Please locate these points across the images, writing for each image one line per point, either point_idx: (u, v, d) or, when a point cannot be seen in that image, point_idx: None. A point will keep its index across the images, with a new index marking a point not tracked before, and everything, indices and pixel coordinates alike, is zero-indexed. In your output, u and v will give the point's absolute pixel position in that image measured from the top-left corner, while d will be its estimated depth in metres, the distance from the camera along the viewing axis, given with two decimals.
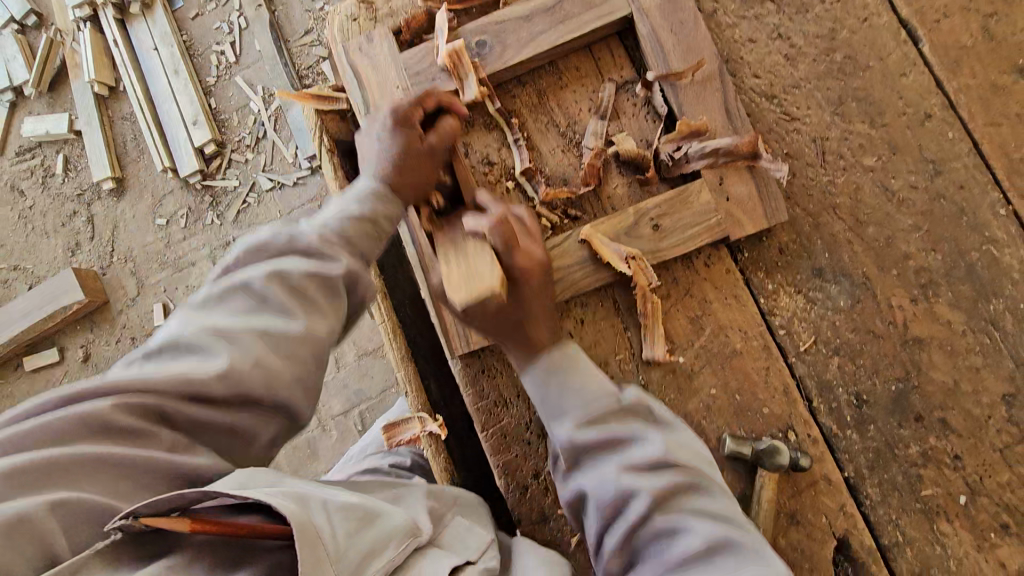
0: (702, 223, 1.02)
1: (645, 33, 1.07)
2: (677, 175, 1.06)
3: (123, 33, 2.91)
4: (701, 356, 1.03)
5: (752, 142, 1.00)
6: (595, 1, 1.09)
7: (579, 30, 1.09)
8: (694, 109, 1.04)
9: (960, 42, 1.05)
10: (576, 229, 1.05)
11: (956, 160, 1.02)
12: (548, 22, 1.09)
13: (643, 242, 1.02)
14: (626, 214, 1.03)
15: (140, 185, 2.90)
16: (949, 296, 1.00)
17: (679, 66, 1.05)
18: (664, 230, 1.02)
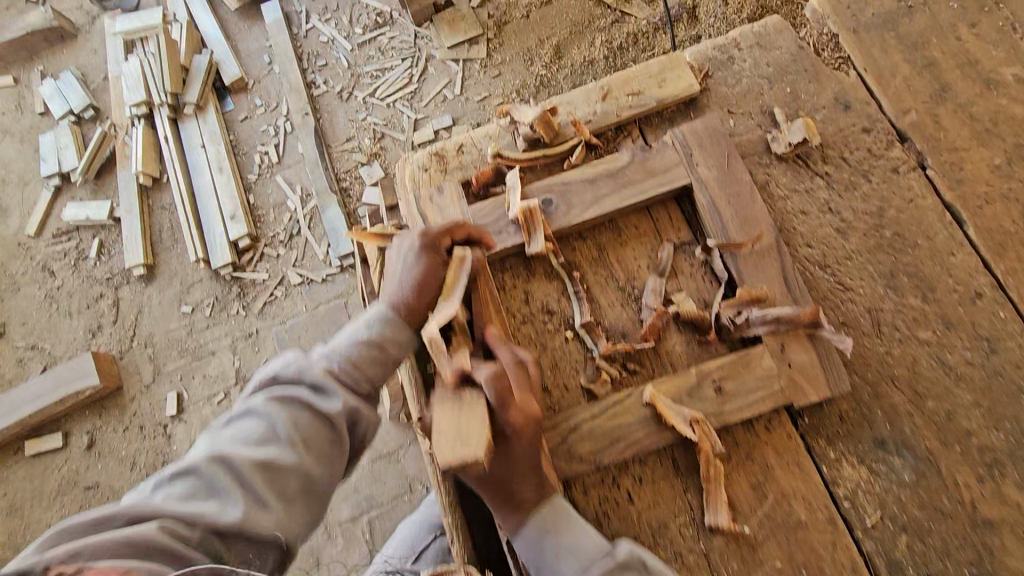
0: (766, 390, 1.04)
1: (705, 202, 1.14)
2: (739, 338, 1.08)
3: (174, 130, 3.10)
4: (764, 526, 1.00)
5: (815, 313, 1.03)
6: (657, 169, 1.17)
7: (641, 194, 1.16)
8: (754, 276, 1.09)
9: (1003, 227, 1.11)
10: (641, 388, 1.07)
11: (1009, 339, 1.05)
12: (612, 185, 1.17)
13: (707, 405, 1.04)
14: (688, 375, 1.06)
15: (170, 272, 2.95)
16: (1017, 476, 0.99)
17: (740, 235, 1.11)
18: (727, 394, 1.04)
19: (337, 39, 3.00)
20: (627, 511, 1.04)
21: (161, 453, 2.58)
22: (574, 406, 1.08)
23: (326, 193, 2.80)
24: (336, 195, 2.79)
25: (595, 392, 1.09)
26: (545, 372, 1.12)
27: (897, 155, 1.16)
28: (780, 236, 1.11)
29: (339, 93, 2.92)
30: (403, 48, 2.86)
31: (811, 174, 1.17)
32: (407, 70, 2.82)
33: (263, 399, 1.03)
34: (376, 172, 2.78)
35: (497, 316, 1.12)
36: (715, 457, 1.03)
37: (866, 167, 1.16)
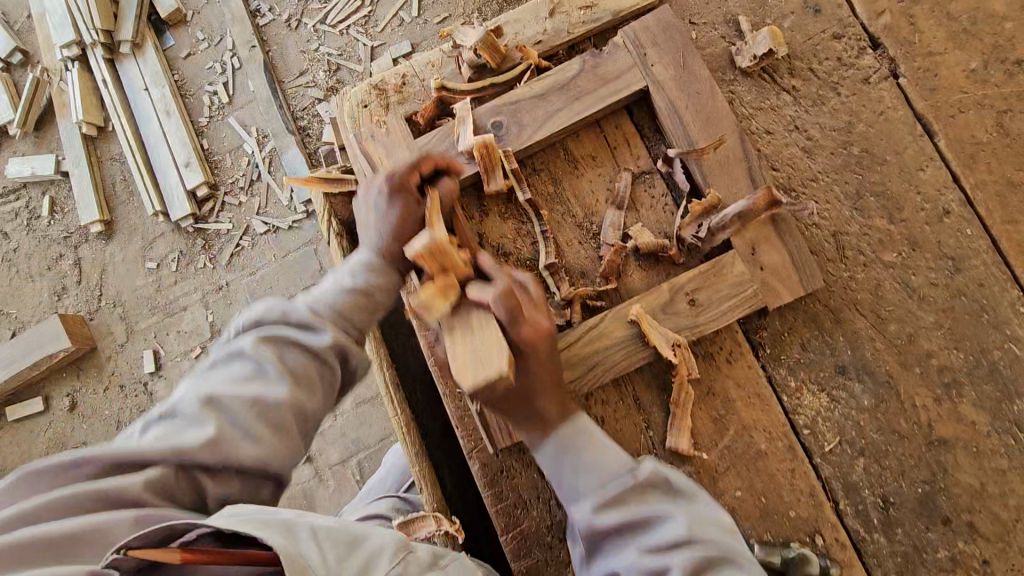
0: (740, 295, 1.00)
1: (663, 106, 1.06)
2: (709, 249, 1.03)
3: (112, 73, 2.87)
4: (724, 458, 1.01)
5: (769, 194, 0.98)
6: (608, 76, 1.07)
7: (594, 106, 1.07)
8: (718, 182, 1.03)
9: (975, 138, 1.04)
10: (618, 310, 1.02)
11: (975, 258, 1.01)
12: (563, 99, 1.08)
13: (681, 318, 1.00)
14: (660, 290, 1.01)
15: (129, 228, 2.87)
16: (973, 395, 0.99)
17: (701, 143, 1.04)
18: (700, 305, 1.00)
19: None
20: None
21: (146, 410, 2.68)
22: None
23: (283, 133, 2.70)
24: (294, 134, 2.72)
25: (562, 325, 1.05)
26: None
27: (869, 63, 1.07)
28: (743, 136, 1.04)
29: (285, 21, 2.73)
30: None
31: (777, 90, 1.08)
32: None
33: None
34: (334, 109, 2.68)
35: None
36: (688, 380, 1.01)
37: (836, 78, 1.08)
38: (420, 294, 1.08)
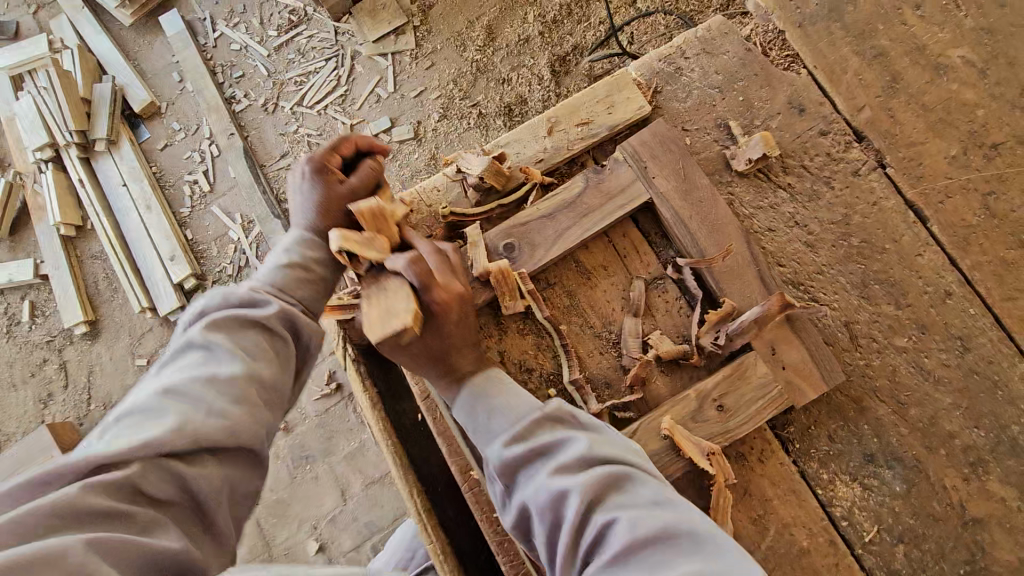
0: (765, 398, 1.02)
1: (669, 216, 1.09)
2: (728, 354, 1.05)
3: (87, 171, 2.86)
4: (768, 558, 1.02)
5: (782, 298, 1.01)
6: (613, 190, 1.11)
7: (602, 221, 1.10)
8: (730, 287, 1.06)
9: (967, 220, 1.09)
10: (650, 421, 1.03)
11: (981, 335, 1.06)
12: (571, 217, 1.11)
13: (711, 425, 1.02)
14: (688, 398, 1.03)
15: (116, 325, 2.82)
16: (999, 472, 1.02)
17: (711, 249, 1.07)
18: (728, 410, 1.02)
19: (250, 44, 2.94)
20: None
21: None
22: None
23: (268, 218, 2.73)
24: (280, 218, 2.74)
25: None
26: None
27: (856, 156, 1.13)
28: (748, 240, 1.08)
29: (261, 106, 2.87)
30: (325, 46, 2.86)
31: (774, 188, 1.13)
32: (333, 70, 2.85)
33: None
34: None
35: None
36: (726, 485, 1.01)
37: (827, 173, 1.13)
38: (452, 422, 1.08)
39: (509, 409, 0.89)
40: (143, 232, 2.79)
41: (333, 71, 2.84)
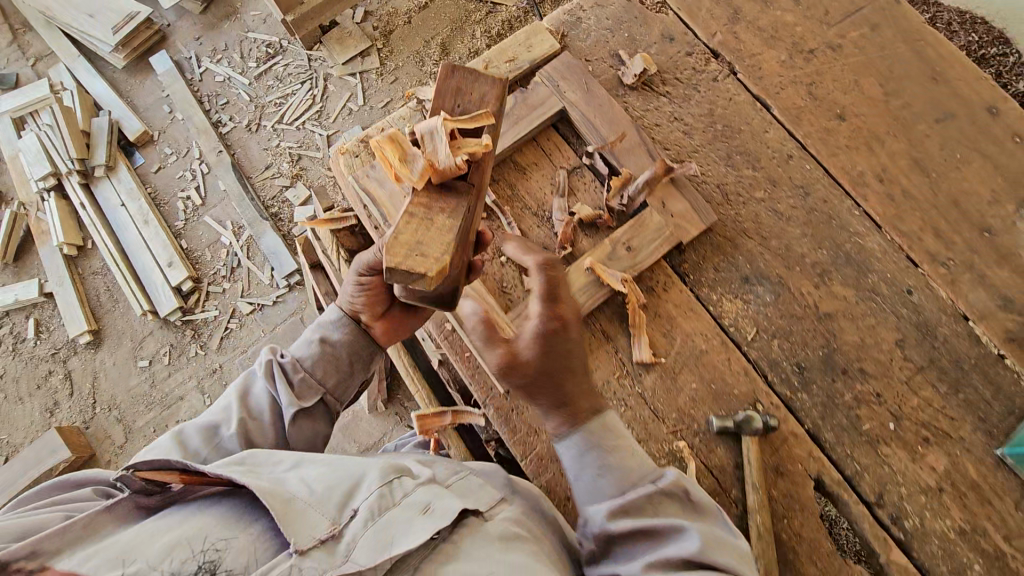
0: (661, 238, 1.35)
1: (578, 117, 1.44)
2: (632, 212, 1.39)
3: (89, 195, 3.14)
4: (677, 361, 1.32)
5: (664, 162, 1.36)
6: (536, 103, 1.46)
7: (530, 126, 1.45)
8: (628, 163, 1.40)
9: (797, 104, 1.47)
10: (577, 265, 1.34)
11: (817, 183, 1.42)
12: (507, 125, 1.45)
13: (623, 261, 1.34)
14: (604, 245, 1.35)
15: (117, 332, 3.01)
16: (840, 278, 1.35)
17: (611, 137, 1.42)
18: (635, 250, 1.34)
19: (233, 75, 3.37)
20: None
21: None
22: (526, 298, 1.34)
23: (258, 220, 3.05)
24: (268, 220, 3.05)
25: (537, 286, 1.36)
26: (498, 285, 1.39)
27: (715, 68, 1.51)
28: (638, 129, 1.44)
29: (246, 126, 3.27)
30: (300, 73, 3.32)
31: (657, 96, 1.50)
32: (308, 91, 3.28)
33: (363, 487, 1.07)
34: (301, 191, 3.11)
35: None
36: (640, 306, 1.33)
37: (695, 81, 1.51)
38: None
39: (624, 467, 1.10)
40: (142, 244, 3.04)
41: (309, 95, 3.29)
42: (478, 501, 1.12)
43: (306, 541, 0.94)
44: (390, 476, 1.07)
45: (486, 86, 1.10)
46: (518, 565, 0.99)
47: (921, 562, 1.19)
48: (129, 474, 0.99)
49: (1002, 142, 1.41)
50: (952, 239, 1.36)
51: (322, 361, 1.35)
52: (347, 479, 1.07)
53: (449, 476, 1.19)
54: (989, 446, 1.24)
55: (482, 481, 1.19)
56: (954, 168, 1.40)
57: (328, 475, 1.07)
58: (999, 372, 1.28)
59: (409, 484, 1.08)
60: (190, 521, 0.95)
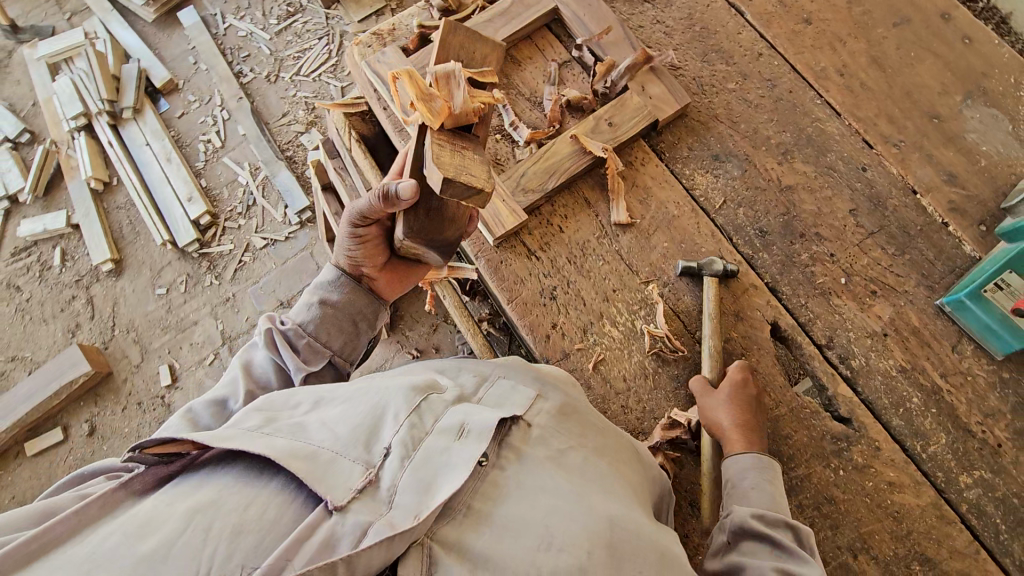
0: (639, 115, 1.50)
1: (570, 15, 1.61)
2: (614, 96, 1.55)
3: (116, 135, 3.30)
4: (650, 224, 1.47)
5: (644, 50, 1.52)
6: (532, 3, 1.63)
7: (526, 22, 1.62)
8: (612, 53, 1.57)
9: (768, 11, 1.64)
10: (563, 138, 1.51)
11: (784, 76, 1.57)
12: (505, 21, 1.62)
13: (605, 134, 1.49)
14: (588, 121, 1.51)
15: (138, 262, 3.13)
16: (802, 156, 1.50)
17: (598, 31, 1.59)
18: (616, 125, 1.50)
19: (255, 32, 3.46)
20: (561, 236, 1.47)
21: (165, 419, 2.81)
22: (517, 165, 1.50)
23: (274, 161, 3.19)
24: (283, 161, 3.19)
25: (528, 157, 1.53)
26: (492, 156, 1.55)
27: None
28: (623, 26, 1.60)
29: (266, 76, 3.36)
30: (317, 28, 3.42)
31: (641, 2, 1.67)
32: (326, 47, 3.38)
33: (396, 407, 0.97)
34: (314, 136, 3.23)
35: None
36: (618, 175, 1.50)
37: None
38: None
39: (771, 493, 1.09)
40: (164, 180, 3.19)
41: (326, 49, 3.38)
42: (515, 406, 1.03)
43: (342, 494, 0.84)
44: (417, 404, 0.97)
45: (488, 47, 1.27)
46: (566, 496, 0.91)
47: (864, 395, 1.32)
48: (138, 453, 0.85)
49: (952, 43, 1.56)
50: (904, 124, 1.50)
51: (323, 322, 1.27)
52: (369, 413, 0.95)
53: (478, 386, 1.10)
54: (930, 299, 1.37)
55: (513, 382, 1.10)
56: (907, 65, 1.55)
57: (350, 413, 0.96)
58: (942, 237, 1.41)
59: (436, 409, 0.98)
60: (210, 484, 0.82)
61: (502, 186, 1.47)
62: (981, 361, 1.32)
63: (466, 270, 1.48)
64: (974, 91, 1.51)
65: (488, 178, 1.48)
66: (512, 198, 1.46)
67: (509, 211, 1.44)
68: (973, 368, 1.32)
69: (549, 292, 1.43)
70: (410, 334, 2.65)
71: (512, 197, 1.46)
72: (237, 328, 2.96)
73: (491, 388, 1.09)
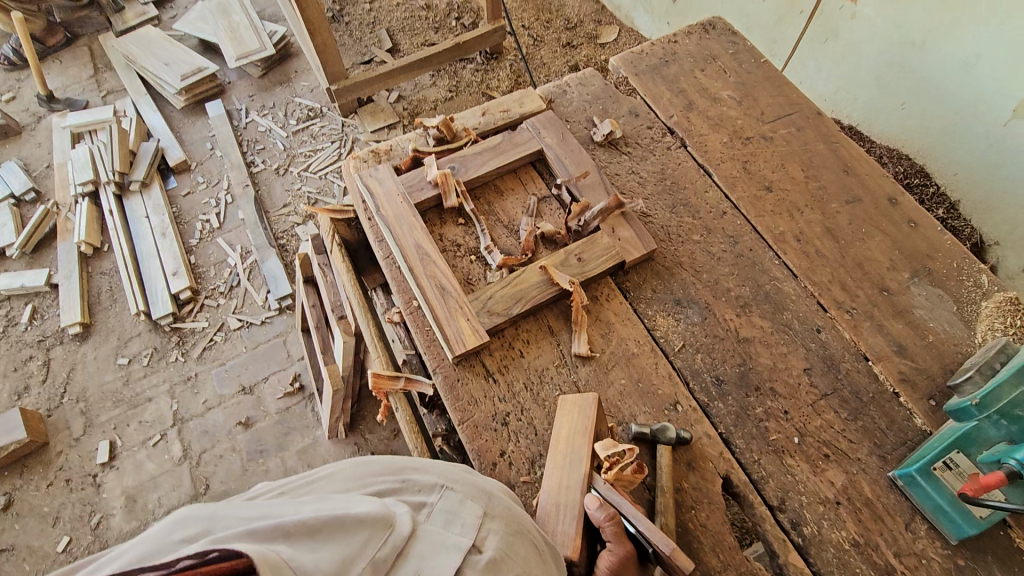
0: (607, 254, 1.58)
1: (552, 157, 1.75)
2: (585, 233, 1.65)
3: (118, 205, 3.37)
4: (611, 359, 1.50)
5: (617, 197, 1.64)
6: (519, 143, 1.79)
7: (511, 159, 1.76)
8: (588, 195, 1.68)
9: (733, 174, 1.79)
10: (533, 267, 1.57)
11: (746, 236, 1.68)
12: (493, 155, 1.76)
13: (573, 269, 1.56)
14: (559, 254, 1.58)
15: (108, 329, 3.08)
16: (759, 311, 1.56)
17: (576, 174, 1.72)
18: (584, 261, 1.57)
19: (273, 128, 3.71)
20: (520, 362, 1.49)
21: (91, 501, 2.60)
22: (487, 288, 1.56)
23: (266, 247, 3.25)
24: (274, 248, 3.25)
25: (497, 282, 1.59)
26: (465, 278, 1.61)
27: (669, 141, 1.87)
28: (600, 172, 1.73)
29: (276, 168, 3.55)
30: (332, 133, 3.67)
31: (620, 154, 1.83)
32: (337, 149, 3.61)
33: (354, 531, 0.89)
34: (310, 228, 3.34)
35: (429, 240, 1.61)
36: (583, 308, 1.54)
37: (651, 147, 1.85)
38: (401, 262, 1.58)
39: None
40: (152, 253, 3.22)
41: (336, 152, 3.61)
42: (462, 538, 0.98)
43: None
44: (375, 539, 0.90)
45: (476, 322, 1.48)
46: None
47: (816, 567, 1.26)
48: None
49: (899, 224, 1.69)
50: (856, 293, 1.58)
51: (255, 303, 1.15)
52: (326, 540, 0.87)
53: (420, 505, 1.03)
54: (883, 469, 1.36)
55: (462, 498, 1.05)
56: (859, 239, 1.67)
57: (303, 530, 0.87)
58: (894, 406, 1.43)
59: (391, 542, 0.92)
60: None
61: (469, 306, 1.50)
62: (936, 544, 1.28)
63: (420, 379, 1.57)
64: (921, 271, 1.61)
65: (457, 296, 1.51)
66: (477, 318, 1.49)
67: (472, 331, 1.47)
68: (928, 551, 1.27)
69: (501, 418, 1.42)
70: (368, 437, 2.64)
71: (477, 317, 1.49)
72: (191, 409, 2.83)
73: (436, 508, 1.03)
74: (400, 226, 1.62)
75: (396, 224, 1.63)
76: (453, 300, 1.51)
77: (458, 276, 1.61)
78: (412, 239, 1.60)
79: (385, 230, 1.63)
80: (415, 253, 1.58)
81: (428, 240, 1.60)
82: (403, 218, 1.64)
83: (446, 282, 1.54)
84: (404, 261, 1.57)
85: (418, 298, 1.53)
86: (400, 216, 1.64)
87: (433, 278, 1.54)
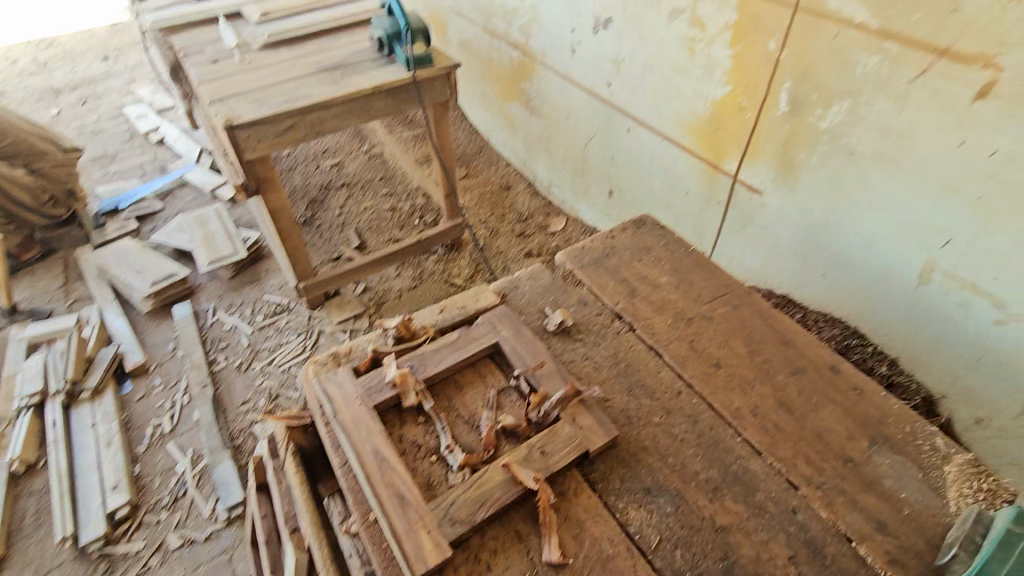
0: (570, 444, 1.56)
1: (508, 349, 1.82)
2: (546, 423, 1.64)
3: (64, 416, 3.18)
4: (586, 564, 1.39)
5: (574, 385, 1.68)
6: (476, 337, 1.86)
7: (469, 353, 1.81)
8: (546, 384, 1.72)
9: (682, 352, 1.88)
10: (496, 465, 1.53)
11: (704, 414, 1.71)
12: (451, 351, 1.82)
13: (536, 463, 1.52)
14: (521, 448, 1.55)
15: (24, 562, 2.71)
16: (731, 494, 1.52)
17: (532, 364, 1.77)
18: (548, 454, 1.54)
19: (239, 325, 3.78)
20: None
21: None
22: (448, 492, 1.48)
23: (219, 449, 3.07)
24: (228, 450, 3.08)
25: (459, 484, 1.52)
26: (426, 482, 1.54)
27: (618, 325, 1.98)
28: (556, 360, 1.79)
29: (238, 365, 3.53)
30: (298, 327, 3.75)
31: (573, 340, 1.92)
32: (302, 342, 3.65)
33: None
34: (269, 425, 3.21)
35: (388, 442, 1.57)
36: (550, 507, 1.47)
37: (602, 332, 1.96)
38: (358, 470, 1.52)
39: None
40: (92, 465, 2.99)
41: (301, 344, 3.65)
42: None
43: None
44: None
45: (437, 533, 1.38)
46: None
47: None
48: None
49: (846, 392, 1.75)
50: (822, 466, 1.57)
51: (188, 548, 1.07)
52: None
53: None
54: None
55: None
56: (812, 409, 1.71)
57: None
58: None
59: None
60: None
61: (429, 515, 1.41)
62: None
63: None
64: (878, 438, 1.63)
65: (416, 505, 1.43)
66: (438, 529, 1.39)
67: (433, 545, 1.36)
68: None
69: None
70: None
71: (438, 527, 1.39)
72: None
73: None
74: (358, 431, 1.59)
75: (354, 428, 1.60)
76: (412, 510, 1.42)
77: (418, 480, 1.54)
78: (369, 443, 1.56)
79: (342, 436, 1.59)
80: (373, 459, 1.53)
81: (386, 444, 1.56)
82: (360, 421, 1.61)
83: (405, 488, 1.46)
84: (360, 469, 1.51)
85: (374, 510, 1.43)
86: (358, 420, 1.62)
87: (391, 485, 1.47)
